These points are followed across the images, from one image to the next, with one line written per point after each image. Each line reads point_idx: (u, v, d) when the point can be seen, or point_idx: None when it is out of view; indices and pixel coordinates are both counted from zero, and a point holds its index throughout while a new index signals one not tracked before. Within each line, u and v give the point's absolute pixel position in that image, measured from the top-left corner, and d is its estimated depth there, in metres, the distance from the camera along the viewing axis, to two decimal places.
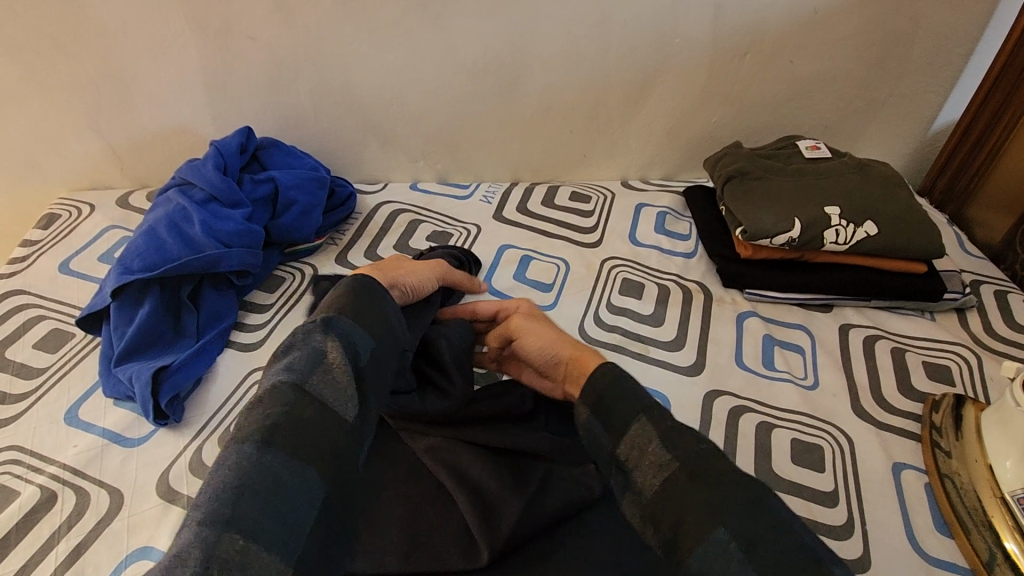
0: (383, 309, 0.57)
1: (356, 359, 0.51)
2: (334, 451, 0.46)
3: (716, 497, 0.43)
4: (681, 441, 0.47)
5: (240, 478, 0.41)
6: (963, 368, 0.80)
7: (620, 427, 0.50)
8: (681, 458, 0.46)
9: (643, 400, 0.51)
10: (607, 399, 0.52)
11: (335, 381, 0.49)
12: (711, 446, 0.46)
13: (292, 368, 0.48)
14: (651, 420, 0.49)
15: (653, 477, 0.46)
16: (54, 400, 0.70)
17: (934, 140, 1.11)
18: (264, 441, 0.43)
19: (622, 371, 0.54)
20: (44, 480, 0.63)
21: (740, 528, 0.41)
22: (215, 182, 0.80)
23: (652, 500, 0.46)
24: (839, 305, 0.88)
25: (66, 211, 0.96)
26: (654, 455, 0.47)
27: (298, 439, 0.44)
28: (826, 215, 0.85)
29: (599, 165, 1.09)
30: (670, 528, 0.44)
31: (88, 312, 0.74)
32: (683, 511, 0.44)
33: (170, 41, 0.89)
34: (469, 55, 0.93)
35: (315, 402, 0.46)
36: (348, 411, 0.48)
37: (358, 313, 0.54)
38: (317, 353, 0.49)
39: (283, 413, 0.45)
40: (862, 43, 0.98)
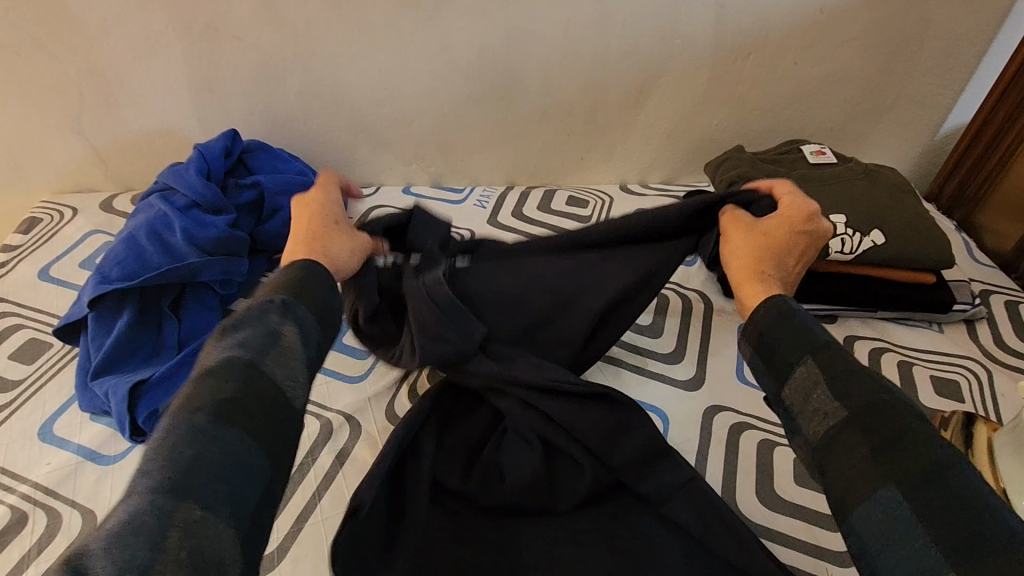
0: (320, 275, 0.55)
1: (310, 346, 0.49)
2: (283, 436, 0.44)
3: (887, 451, 0.41)
4: (852, 387, 0.44)
5: (192, 451, 0.39)
6: (972, 383, 0.77)
7: (783, 370, 0.49)
8: (850, 406, 0.44)
9: (801, 349, 0.49)
10: (769, 339, 0.51)
11: (293, 365, 0.47)
12: (889, 395, 0.43)
13: (246, 342, 0.45)
14: (817, 364, 0.47)
15: (819, 423, 0.45)
16: (28, 415, 0.68)
17: (943, 143, 1.07)
18: (218, 416, 0.41)
19: (797, 311, 0.52)
20: (15, 499, 0.61)
21: (910, 485, 0.39)
22: (198, 188, 0.77)
23: (818, 446, 0.45)
24: (844, 316, 0.85)
25: (48, 215, 0.94)
26: (820, 401, 0.46)
27: (250, 417, 0.42)
28: (832, 223, 0.82)
29: (597, 168, 1.06)
30: (831, 479, 0.43)
31: (65, 323, 0.71)
32: (846, 457, 0.43)
33: (154, 40, 0.86)
34: (463, 55, 0.90)
35: (268, 383, 0.44)
36: (300, 393, 0.47)
37: (310, 298, 0.52)
38: (274, 333, 0.47)
39: (237, 388, 0.43)
40: (871, 43, 0.94)
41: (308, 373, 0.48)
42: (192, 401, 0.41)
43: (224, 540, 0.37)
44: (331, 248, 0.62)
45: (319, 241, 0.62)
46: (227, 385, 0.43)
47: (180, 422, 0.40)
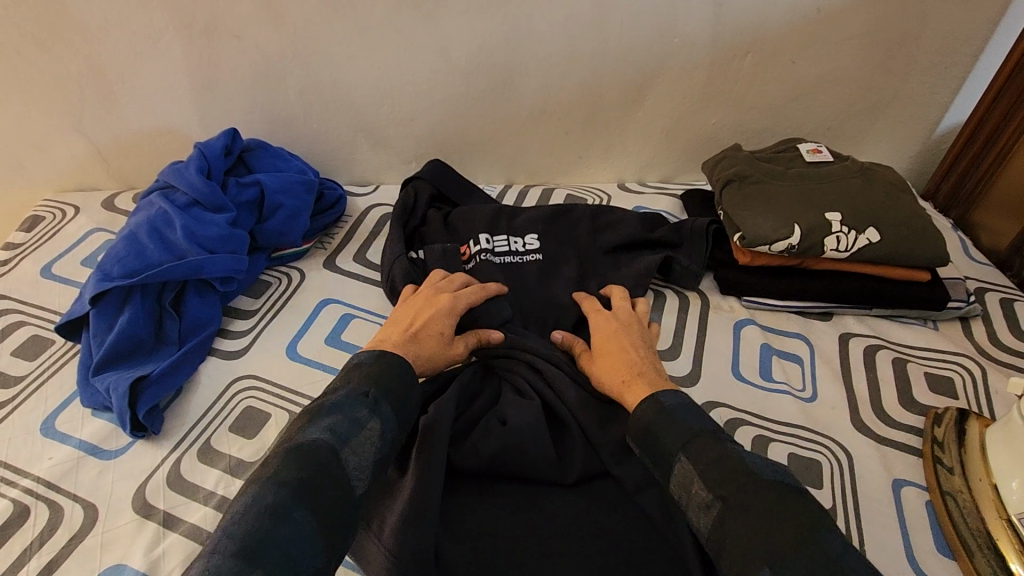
0: (405, 371, 0.59)
1: (387, 441, 0.54)
2: (345, 517, 0.48)
3: (766, 529, 0.45)
4: (721, 474, 0.50)
5: (268, 522, 0.44)
6: (966, 380, 0.78)
7: (667, 467, 0.54)
8: (722, 495, 0.49)
9: (688, 432, 0.54)
10: (657, 432, 0.55)
11: (366, 450, 0.52)
12: (749, 471, 0.50)
13: (336, 428, 0.51)
14: (688, 459, 0.52)
15: (703, 516, 0.50)
16: (31, 410, 0.68)
17: (940, 142, 1.08)
18: (295, 493, 0.46)
19: (669, 405, 0.57)
20: (17, 493, 0.61)
21: (787, 564, 0.43)
22: (198, 186, 0.78)
23: (711, 538, 0.49)
24: (840, 313, 0.86)
25: (50, 213, 0.94)
26: (698, 494, 0.50)
27: (322, 501, 0.47)
28: (827, 221, 0.83)
29: (595, 167, 1.07)
30: (727, 561, 0.47)
31: (66, 320, 0.72)
32: (732, 542, 0.47)
33: (155, 40, 0.86)
34: (462, 55, 0.91)
35: (342, 471, 0.49)
36: (365, 484, 0.51)
37: (392, 390, 0.56)
38: (358, 424, 0.52)
39: (316, 471, 0.48)
40: (867, 43, 0.95)
41: (380, 460, 0.53)
42: (273, 475, 0.47)
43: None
44: (422, 352, 0.66)
45: (416, 344, 0.66)
46: (304, 465, 0.48)
47: (261, 495, 0.45)
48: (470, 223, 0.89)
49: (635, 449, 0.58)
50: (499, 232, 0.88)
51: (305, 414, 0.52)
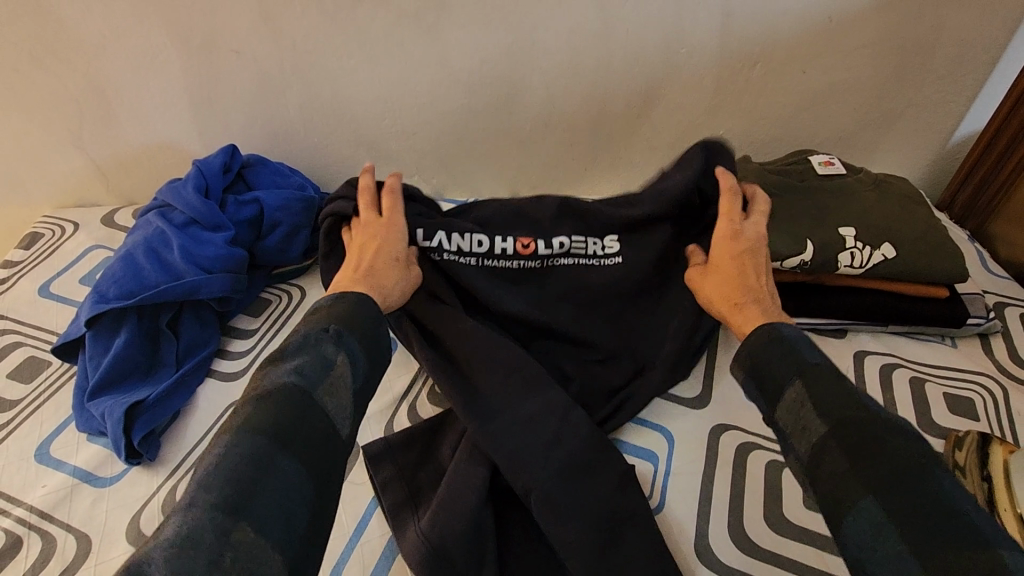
0: (370, 309, 0.57)
1: (357, 379, 0.53)
2: (328, 458, 0.47)
3: (871, 465, 0.46)
4: (833, 404, 0.50)
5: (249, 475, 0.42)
6: (988, 401, 0.75)
7: (774, 392, 0.54)
8: (829, 425, 0.49)
9: (799, 360, 0.54)
10: (761, 362, 0.56)
11: (341, 393, 0.50)
12: (863, 405, 0.49)
13: (304, 373, 0.49)
14: (803, 385, 0.52)
15: (806, 443, 0.50)
16: (24, 435, 0.67)
17: (955, 151, 1.05)
18: (274, 440, 0.44)
19: (783, 333, 0.56)
20: (10, 523, 0.60)
21: (888, 495, 0.44)
22: (196, 205, 0.77)
23: (810, 464, 0.49)
24: (854, 331, 0.83)
25: (49, 230, 0.93)
26: (806, 421, 0.51)
27: (301, 445, 0.46)
28: (841, 236, 0.80)
29: (602, 179, 1.05)
30: (825, 489, 0.47)
31: (62, 342, 0.71)
32: (834, 470, 0.47)
33: (153, 55, 0.85)
34: (464, 68, 0.89)
35: (319, 413, 0.48)
36: (343, 426, 0.50)
37: (361, 331, 0.55)
38: (328, 364, 0.50)
39: (292, 415, 0.46)
40: (880, 50, 0.92)
41: (355, 401, 0.52)
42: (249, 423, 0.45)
43: (276, 554, 0.40)
44: (383, 283, 0.66)
45: (374, 275, 0.66)
46: (281, 413, 0.46)
47: (237, 445, 0.44)
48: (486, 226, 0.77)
49: (740, 377, 0.58)
50: (516, 234, 0.76)
51: (272, 359, 0.50)
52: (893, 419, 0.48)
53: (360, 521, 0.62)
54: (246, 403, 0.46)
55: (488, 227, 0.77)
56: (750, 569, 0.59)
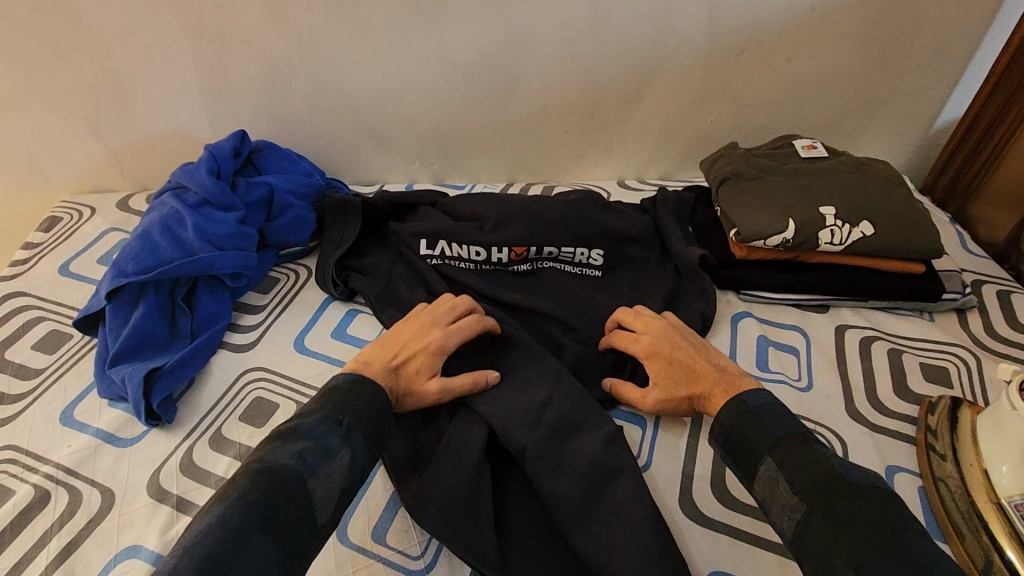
0: (383, 403, 0.59)
1: (354, 473, 0.54)
2: (304, 547, 0.48)
3: (848, 536, 0.46)
4: (806, 474, 0.51)
5: (229, 546, 0.43)
6: (961, 369, 0.79)
7: (752, 467, 0.55)
8: (806, 497, 0.50)
9: (773, 436, 0.55)
10: (736, 435, 0.57)
11: (333, 481, 0.52)
12: (836, 474, 0.51)
13: (307, 457, 0.51)
14: (778, 462, 0.53)
15: (788, 517, 0.51)
16: (50, 400, 0.71)
17: (937, 138, 1.09)
18: (264, 517, 0.46)
19: (753, 406, 0.59)
20: (38, 479, 0.64)
21: (868, 568, 0.44)
22: (208, 185, 0.81)
23: (794, 539, 0.50)
24: (836, 306, 0.87)
25: (68, 214, 0.98)
26: (784, 496, 0.52)
27: (285, 528, 0.47)
28: (821, 215, 0.84)
29: (596, 165, 1.09)
30: (812, 565, 0.48)
31: (84, 315, 0.75)
32: (817, 544, 0.48)
33: (167, 46, 0.90)
34: (462, 58, 0.93)
35: (308, 499, 0.49)
36: (326, 516, 0.51)
37: (368, 425, 0.56)
38: (330, 453, 0.52)
39: (284, 496, 0.48)
40: (862, 40, 0.96)
41: (343, 494, 0.53)
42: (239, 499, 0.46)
43: None
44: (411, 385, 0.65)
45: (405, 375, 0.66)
46: (272, 494, 0.47)
47: (228, 513, 0.45)
48: (489, 225, 0.86)
49: (720, 452, 0.60)
50: (516, 229, 0.85)
51: (280, 433, 0.52)
52: (869, 487, 0.50)
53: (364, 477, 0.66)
54: (245, 474, 0.48)
55: (495, 227, 0.85)
56: (731, 520, 0.63)
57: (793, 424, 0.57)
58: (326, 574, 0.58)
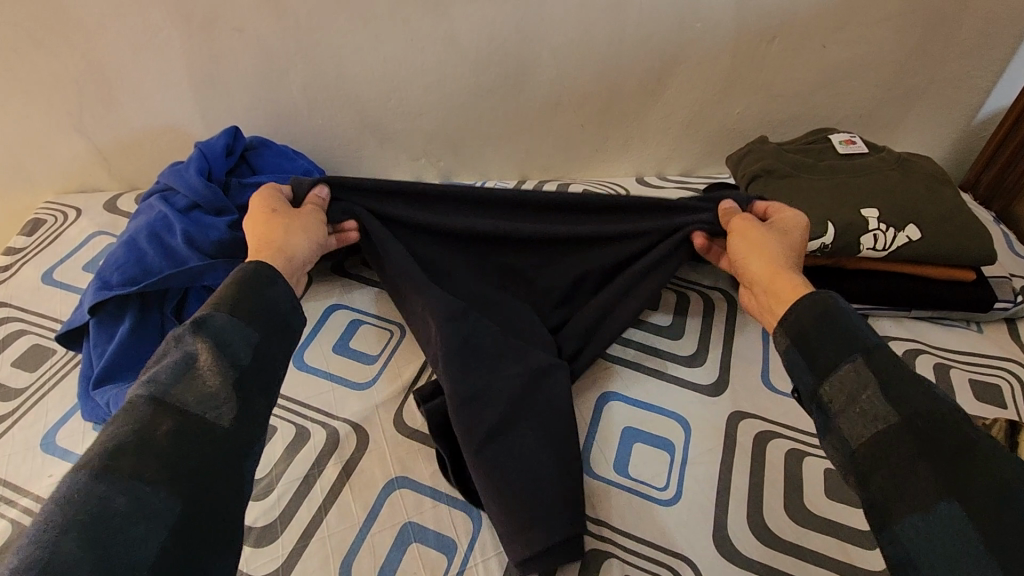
0: (239, 278, 0.53)
1: (232, 360, 0.48)
2: (212, 456, 0.43)
3: (942, 464, 0.42)
4: (901, 393, 0.45)
5: (96, 502, 0.38)
6: (1015, 388, 0.73)
7: (828, 368, 0.50)
8: (899, 415, 0.45)
9: (854, 342, 0.49)
10: (812, 337, 0.52)
11: (202, 383, 0.46)
12: (932, 396, 0.45)
13: (157, 377, 0.45)
14: (867, 363, 0.48)
15: (866, 427, 0.46)
16: (31, 425, 0.66)
17: (978, 130, 1.02)
18: (121, 457, 0.40)
19: (840, 309, 0.52)
20: (16, 513, 0.59)
21: (970, 500, 0.40)
22: (199, 188, 0.75)
23: (862, 449, 0.46)
24: (876, 316, 0.81)
25: (51, 216, 0.92)
26: (866, 405, 0.47)
27: (163, 454, 0.41)
28: (863, 218, 0.77)
29: (613, 161, 1.02)
30: (883, 482, 0.44)
31: (67, 330, 0.70)
32: (896, 463, 0.44)
33: (152, 35, 0.83)
34: (471, 45, 0.86)
35: (179, 413, 0.43)
36: (224, 413, 0.45)
37: (235, 309, 0.51)
38: (186, 359, 0.46)
39: (150, 425, 0.42)
40: (905, 24, 0.89)
41: (235, 386, 0.47)
42: (88, 452, 0.40)
43: None
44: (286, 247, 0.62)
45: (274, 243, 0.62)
46: (125, 431, 0.41)
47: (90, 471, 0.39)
48: None
49: (784, 345, 0.54)
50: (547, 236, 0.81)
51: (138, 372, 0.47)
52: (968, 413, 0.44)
53: (370, 511, 0.60)
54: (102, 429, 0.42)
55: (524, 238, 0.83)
56: (774, 561, 0.58)
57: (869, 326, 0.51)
58: None
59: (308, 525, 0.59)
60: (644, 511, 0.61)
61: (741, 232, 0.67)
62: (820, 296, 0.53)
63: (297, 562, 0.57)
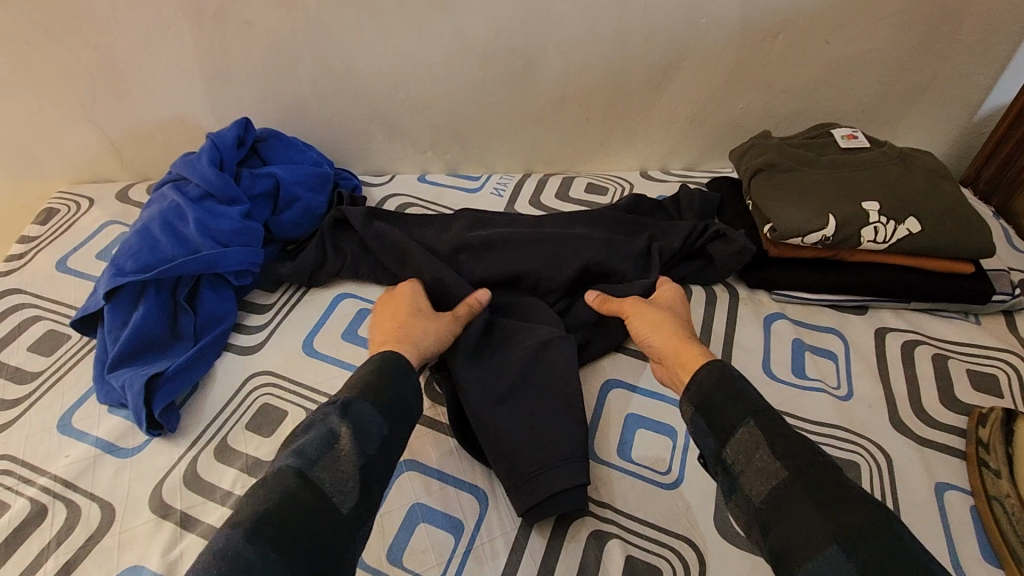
0: (385, 366, 0.57)
1: (366, 446, 0.50)
2: (335, 541, 0.45)
3: (831, 512, 0.44)
4: (792, 449, 0.48)
5: (236, 567, 0.39)
6: (1012, 378, 0.74)
7: (726, 430, 0.51)
8: (792, 467, 0.47)
9: (751, 403, 0.51)
10: (712, 399, 0.53)
11: (340, 465, 0.48)
12: (816, 453, 0.48)
13: (303, 450, 0.47)
14: (759, 425, 0.50)
15: (762, 483, 0.47)
16: (47, 407, 0.68)
17: (980, 126, 1.03)
18: (263, 526, 0.42)
19: (733, 372, 0.54)
20: (35, 492, 0.60)
21: (856, 547, 0.41)
22: (210, 178, 0.76)
23: (762, 507, 0.47)
24: (875, 307, 0.82)
25: (65, 206, 0.93)
26: (761, 461, 0.48)
27: (298, 532, 0.43)
28: (864, 211, 0.78)
29: (617, 156, 1.03)
30: (780, 536, 0.45)
31: (82, 315, 0.71)
32: (792, 517, 0.45)
33: (165, 28, 0.84)
34: (478, 40, 0.87)
35: (317, 491, 0.46)
36: (351, 501, 0.47)
37: (375, 394, 0.53)
38: (330, 437, 0.48)
39: (291, 499, 0.44)
40: (907, 21, 0.90)
41: (364, 474, 0.49)
42: (238, 514, 0.43)
43: None
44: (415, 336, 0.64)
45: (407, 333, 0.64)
46: (271, 500, 0.44)
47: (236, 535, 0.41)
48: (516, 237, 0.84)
49: (687, 412, 0.55)
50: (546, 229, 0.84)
51: (283, 441, 0.50)
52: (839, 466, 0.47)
53: None
54: (248, 492, 0.45)
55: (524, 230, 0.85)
56: None
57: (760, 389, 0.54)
58: None
59: None
60: (646, 494, 0.62)
61: (635, 312, 0.69)
62: (717, 364, 0.55)
63: None
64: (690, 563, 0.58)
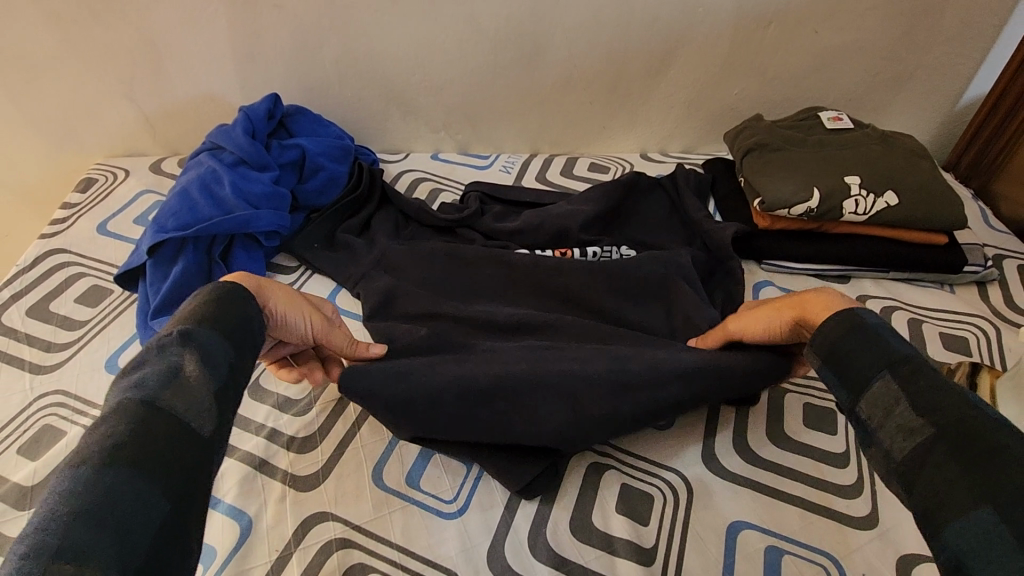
0: (233, 299, 0.51)
1: (218, 372, 0.47)
2: (198, 465, 0.42)
3: (976, 467, 0.39)
4: (937, 402, 0.43)
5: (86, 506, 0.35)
6: (981, 340, 0.80)
7: (860, 385, 0.48)
8: (938, 423, 0.42)
9: (886, 357, 0.47)
10: (842, 353, 0.50)
11: (191, 396, 0.44)
12: (973, 407, 0.42)
13: (144, 382, 0.42)
14: (896, 380, 0.46)
15: (903, 439, 0.44)
16: (95, 350, 0.74)
17: (961, 114, 1.09)
18: (114, 458, 0.38)
19: (871, 325, 0.50)
20: (88, 421, 0.67)
21: (1010, 508, 0.36)
22: (245, 146, 0.83)
23: (902, 464, 0.43)
24: (857, 277, 0.88)
25: (103, 176, 1.00)
26: (902, 417, 0.44)
27: (156, 460, 0.39)
28: (846, 185, 0.85)
29: (619, 138, 1.10)
30: (922, 494, 0.41)
31: (125, 270, 0.78)
32: (934, 473, 0.41)
33: (201, 10, 0.91)
34: (491, 25, 0.94)
35: (169, 419, 0.42)
36: (210, 424, 0.44)
37: (217, 322, 0.49)
38: (174, 366, 0.44)
39: (139, 431, 0.40)
40: (892, 12, 0.96)
41: (219, 399, 0.46)
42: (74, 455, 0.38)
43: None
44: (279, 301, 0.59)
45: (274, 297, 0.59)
46: (113, 436, 0.39)
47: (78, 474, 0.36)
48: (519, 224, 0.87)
49: (816, 368, 0.52)
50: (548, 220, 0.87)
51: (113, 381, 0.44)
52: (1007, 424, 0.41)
53: None
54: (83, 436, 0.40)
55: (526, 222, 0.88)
56: (755, 475, 0.65)
57: (907, 345, 0.49)
58: (362, 513, 0.61)
59: (344, 437, 0.67)
60: (641, 433, 0.69)
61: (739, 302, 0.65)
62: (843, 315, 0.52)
63: (335, 464, 0.65)
64: (680, 491, 0.64)
